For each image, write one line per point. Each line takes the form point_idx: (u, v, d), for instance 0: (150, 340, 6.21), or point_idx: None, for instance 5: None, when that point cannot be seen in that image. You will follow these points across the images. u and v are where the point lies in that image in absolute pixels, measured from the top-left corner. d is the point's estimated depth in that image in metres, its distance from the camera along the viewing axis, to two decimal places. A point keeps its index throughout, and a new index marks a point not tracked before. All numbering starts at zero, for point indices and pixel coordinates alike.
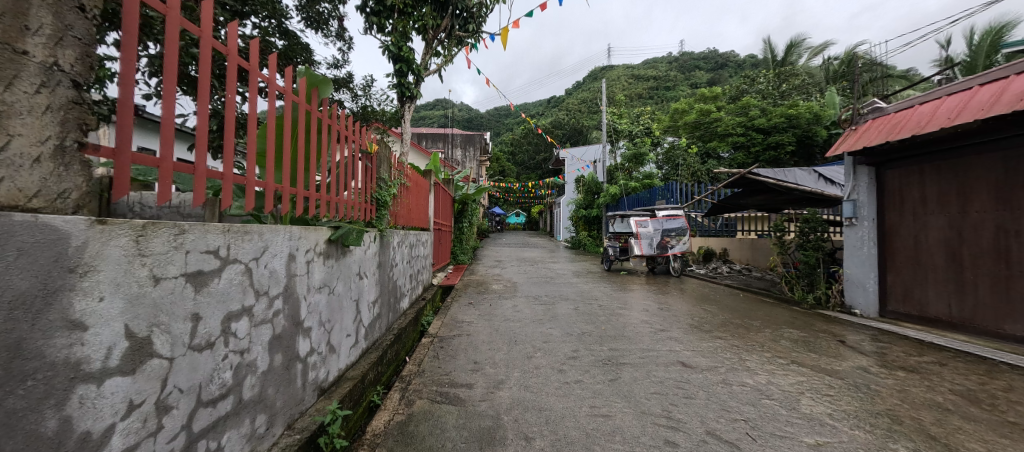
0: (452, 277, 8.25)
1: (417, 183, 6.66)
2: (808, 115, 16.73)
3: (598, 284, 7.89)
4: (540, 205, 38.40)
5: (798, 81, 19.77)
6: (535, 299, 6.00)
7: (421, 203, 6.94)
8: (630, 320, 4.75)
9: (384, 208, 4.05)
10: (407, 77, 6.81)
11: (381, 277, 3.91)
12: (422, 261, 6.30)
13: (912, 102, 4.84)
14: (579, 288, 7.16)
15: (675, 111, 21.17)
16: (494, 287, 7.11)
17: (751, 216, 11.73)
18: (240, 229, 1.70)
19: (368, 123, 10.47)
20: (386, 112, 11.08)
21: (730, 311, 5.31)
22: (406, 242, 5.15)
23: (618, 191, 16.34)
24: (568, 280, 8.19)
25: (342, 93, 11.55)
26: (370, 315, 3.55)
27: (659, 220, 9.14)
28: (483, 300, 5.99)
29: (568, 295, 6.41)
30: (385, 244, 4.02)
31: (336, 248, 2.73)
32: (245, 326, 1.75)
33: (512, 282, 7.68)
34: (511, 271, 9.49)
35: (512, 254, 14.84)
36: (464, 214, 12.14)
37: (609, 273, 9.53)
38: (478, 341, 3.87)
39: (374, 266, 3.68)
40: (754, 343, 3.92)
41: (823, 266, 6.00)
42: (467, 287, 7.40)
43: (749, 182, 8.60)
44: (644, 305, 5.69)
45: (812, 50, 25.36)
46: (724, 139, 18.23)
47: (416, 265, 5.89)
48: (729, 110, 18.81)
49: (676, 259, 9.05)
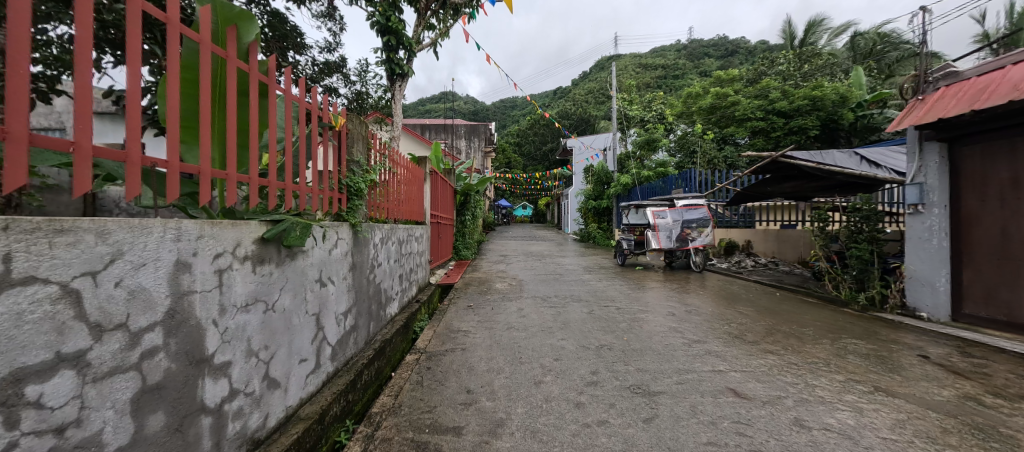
0: (452, 275, 7.58)
1: (411, 171, 6.00)
2: (834, 96, 15.60)
3: (613, 282, 7.14)
4: (547, 198, 37.53)
5: (822, 61, 18.51)
6: (543, 301, 5.28)
7: (416, 194, 6.23)
8: (656, 328, 4.01)
9: (359, 197, 3.31)
10: (398, 52, 6.02)
11: (355, 281, 3.22)
12: (416, 258, 5.63)
13: (1001, 63, 3.94)
14: (591, 286, 6.43)
15: (688, 96, 20.10)
16: (498, 287, 6.40)
17: (776, 206, 10.87)
18: (37, 228, 0.99)
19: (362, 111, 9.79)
20: (382, 98, 10.36)
21: (771, 315, 4.55)
22: (393, 237, 4.44)
23: (630, 181, 15.44)
24: (579, 277, 7.46)
25: (336, 79, 10.87)
26: (340, 330, 2.86)
27: (679, 210, 8.32)
28: (484, 302, 5.29)
29: (580, 295, 5.68)
30: (360, 241, 3.31)
31: (274, 249, 2.02)
32: (67, 387, 1.06)
33: (518, 279, 6.97)
34: (516, 267, 8.77)
35: (518, 249, 14.13)
36: (467, 207, 11.42)
37: (623, 268, 8.78)
38: (474, 358, 3.17)
39: (344, 268, 2.98)
40: (815, 359, 3.17)
41: (878, 260, 5.16)
42: (468, 285, 6.71)
43: (781, 167, 7.73)
44: (669, 308, 4.94)
45: (834, 29, 23.89)
46: (742, 125, 17.16)
47: (408, 264, 5.17)
48: (747, 94, 17.71)
49: (698, 253, 8.25)
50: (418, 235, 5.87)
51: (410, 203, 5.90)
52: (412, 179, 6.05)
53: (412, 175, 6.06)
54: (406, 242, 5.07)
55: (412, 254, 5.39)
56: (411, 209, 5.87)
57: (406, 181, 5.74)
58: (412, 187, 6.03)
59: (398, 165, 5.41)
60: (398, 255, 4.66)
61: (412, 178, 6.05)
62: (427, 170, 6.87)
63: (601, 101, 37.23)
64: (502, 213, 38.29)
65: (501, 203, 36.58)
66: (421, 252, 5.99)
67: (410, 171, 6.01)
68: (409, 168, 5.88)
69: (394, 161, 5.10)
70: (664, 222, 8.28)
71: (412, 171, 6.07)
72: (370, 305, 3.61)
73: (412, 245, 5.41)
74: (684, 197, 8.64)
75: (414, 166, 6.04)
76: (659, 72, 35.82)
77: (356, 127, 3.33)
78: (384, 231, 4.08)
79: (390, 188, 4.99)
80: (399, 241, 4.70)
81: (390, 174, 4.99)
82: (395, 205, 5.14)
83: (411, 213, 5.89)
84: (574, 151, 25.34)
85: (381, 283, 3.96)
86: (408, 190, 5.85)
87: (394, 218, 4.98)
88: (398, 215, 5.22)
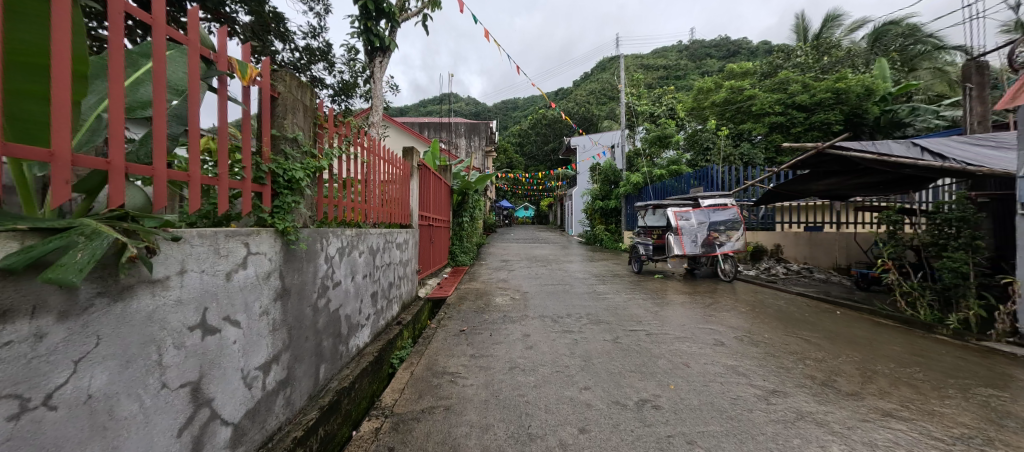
0: (446, 286, 6.58)
1: (396, 166, 5.00)
2: (860, 88, 14.51)
3: (632, 294, 6.11)
4: (550, 198, 36.56)
5: (843, 53, 17.39)
6: (553, 324, 4.25)
7: (401, 192, 5.24)
8: (709, 369, 2.99)
9: (297, 191, 2.26)
10: (378, 21, 4.96)
11: (290, 315, 2.20)
12: (398, 269, 4.63)
13: None
14: (609, 301, 5.40)
15: (699, 90, 19.00)
16: (498, 302, 5.38)
17: (807, 206, 9.80)
18: None
19: (348, 102, 8.89)
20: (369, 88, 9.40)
21: (852, 347, 3.51)
22: (362, 244, 3.42)
23: (640, 179, 14.39)
24: (592, 289, 6.42)
25: (320, 67, 9.95)
26: (250, 396, 1.85)
27: (704, 211, 7.26)
28: (481, 325, 4.27)
29: (598, 314, 4.64)
30: (299, 254, 2.29)
31: (41, 288, 0.99)
32: None
33: (521, 292, 5.95)
34: (519, 275, 7.75)
35: (521, 252, 13.10)
36: (465, 208, 10.39)
37: (640, 277, 7.75)
38: (464, 429, 2.14)
39: (264, 297, 1.97)
40: (964, 430, 2.16)
41: (977, 273, 4.07)
42: (463, 299, 5.67)
43: (825, 160, 6.70)
44: (715, 333, 3.90)
45: (850, 23, 22.83)
46: (759, 120, 16.07)
47: (386, 276, 4.16)
48: (764, 88, 16.59)
49: (728, 259, 7.19)
50: (402, 238, 4.85)
51: (394, 202, 4.91)
52: (397, 175, 5.05)
53: (397, 170, 5.06)
54: (383, 249, 4.06)
55: (392, 265, 4.39)
56: (394, 210, 4.89)
57: (388, 177, 4.73)
58: (397, 183, 5.03)
59: (379, 157, 4.40)
60: (371, 265, 3.65)
61: (397, 174, 5.05)
62: (415, 164, 5.79)
63: (605, 99, 36.24)
64: (504, 214, 37.26)
65: (502, 204, 35.69)
66: (405, 259, 4.97)
67: (396, 165, 5.03)
68: (393, 161, 4.89)
69: (373, 150, 4.09)
70: (687, 225, 7.23)
71: (398, 165, 5.08)
72: (320, 344, 2.59)
73: (392, 253, 4.39)
74: (710, 195, 7.59)
75: (400, 160, 5.07)
76: (665, 69, 34.80)
77: (292, 92, 2.30)
78: (347, 235, 3.06)
79: (365, 184, 3.98)
80: (372, 248, 3.68)
81: (367, 166, 3.99)
82: (371, 205, 4.14)
83: (395, 214, 4.89)
84: (578, 150, 24.30)
85: (341, 307, 2.95)
86: (392, 187, 4.83)
87: (368, 221, 3.98)
88: (374, 217, 4.20)
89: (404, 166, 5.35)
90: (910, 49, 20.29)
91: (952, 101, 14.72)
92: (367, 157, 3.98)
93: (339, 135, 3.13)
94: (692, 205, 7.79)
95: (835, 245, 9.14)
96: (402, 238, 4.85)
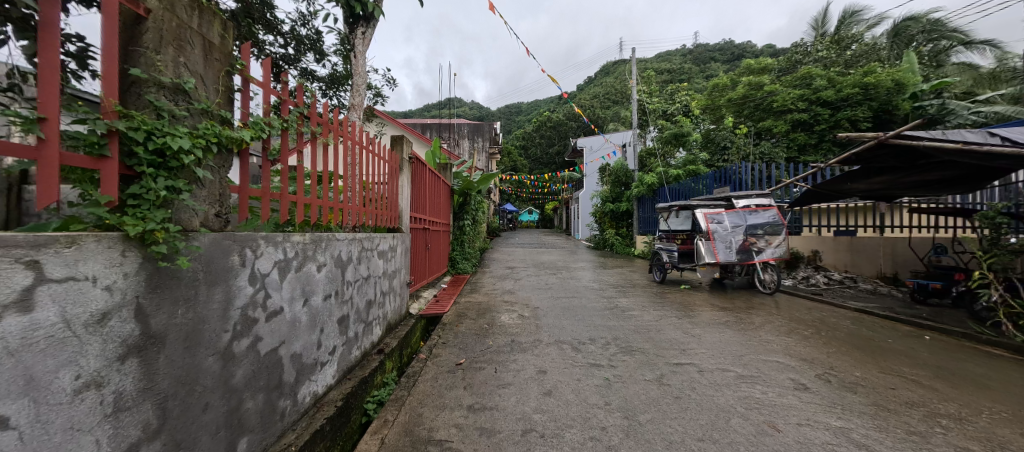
0: (444, 299, 5.70)
1: (385, 159, 4.15)
2: (890, 83, 13.53)
3: (661, 309, 5.22)
4: (557, 202, 35.81)
5: (867, 47, 16.46)
6: (575, 355, 3.34)
7: (389, 190, 4.36)
8: (809, 434, 2.08)
9: (183, 173, 1.39)
10: None
11: (163, 377, 1.33)
12: (381, 283, 3.73)
13: None
14: (636, 319, 4.52)
15: (714, 87, 18.01)
16: (503, 320, 4.50)
17: (847, 207, 8.62)
18: None
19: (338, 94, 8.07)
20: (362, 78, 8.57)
21: (990, 396, 2.57)
22: (324, 253, 2.51)
23: (655, 180, 13.45)
24: (612, 302, 5.52)
25: (311, 58, 9.14)
26: None
27: (739, 213, 6.33)
28: (483, 355, 3.36)
29: (629, 340, 3.70)
30: (187, 276, 1.42)
31: None
32: None
33: (531, 308, 5.05)
34: (526, 286, 6.87)
35: (526, 258, 12.20)
36: (466, 210, 9.49)
37: (665, 288, 6.81)
38: None
39: (92, 359, 1.10)
40: None
41: None
42: (461, 317, 4.78)
43: (885, 152, 5.74)
44: (787, 371, 2.98)
45: (869, 20, 21.84)
46: (781, 117, 15.10)
47: (363, 293, 3.27)
48: (785, 83, 15.55)
49: (768, 267, 6.24)
50: (387, 244, 3.95)
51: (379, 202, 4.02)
52: (385, 169, 4.18)
53: (385, 165, 4.20)
54: (359, 259, 3.17)
55: (372, 278, 3.49)
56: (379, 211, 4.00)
57: (372, 170, 3.85)
58: (384, 179, 4.16)
59: (359, 146, 3.54)
60: (339, 281, 2.76)
61: (385, 168, 4.18)
62: (406, 157, 4.83)
63: (611, 101, 35.52)
64: (508, 218, 36.40)
65: (506, 207, 34.80)
66: (391, 270, 4.07)
67: (384, 158, 4.16)
68: (380, 153, 4.02)
69: (350, 136, 3.23)
70: (719, 230, 6.28)
71: (385, 158, 4.20)
72: (239, 410, 1.71)
73: (372, 263, 3.49)
74: (745, 195, 6.63)
75: (389, 153, 4.22)
76: (673, 70, 34.09)
77: (176, 14, 1.41)
78: (295, 242, 2.17)
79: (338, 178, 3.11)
80: (341, 259, 2.79)
81: (338, 156, 3.12)
82: (347, 204, 3.28)
83: (380, 215, 4.00)
84: (585, 151, 23.46)
85: (285, 345, 2.06)
86: (377, 183, 3.96)
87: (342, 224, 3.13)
88: (351, 219, 3.34)
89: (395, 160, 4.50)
90: (936, 45, 19.23)
91: (989, 97, 13.71)
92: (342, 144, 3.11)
93: (298, 106, 2.27)
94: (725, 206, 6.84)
95: (880, 252, 8.11)
96: (387, 244, 3.96)
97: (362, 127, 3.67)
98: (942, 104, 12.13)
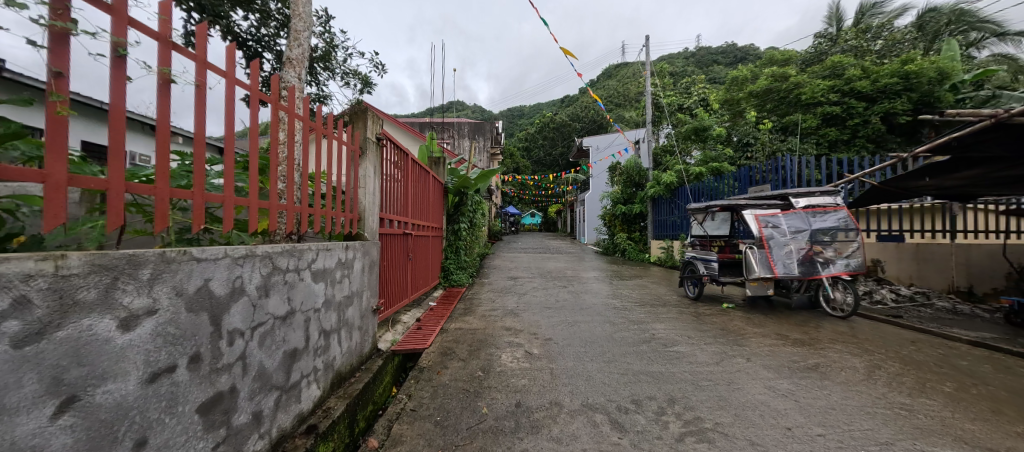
0: (428, 324, 4.48)
1: (346, 143, 2.98)
2: (933, 72, 12.26)
3: (713, 338, 3.97)
4: (561, 205, 34.76)
5: (899, 36, 15.20)
6: (618, 438, 2.08)
7: (348, 180, 3.09)
8: None
9: None
10: None
11: None
12: (321, 317, 2.49)
13: None
14: (690, 362, 3.24)
15: (731, 80, 16.79)
16: (504, 363, 3.23)
17: (914, 207, 7.12)
18: None
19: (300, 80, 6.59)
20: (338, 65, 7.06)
21: None
22: (148, 287, 1.26)
23: (674, 180, 12.16)
24: (646, 329, 4.26)
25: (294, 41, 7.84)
26: None
27: (801, 215, 5.03)
28: (471, 440, 2.10)
29: (694, 406, 2.44)
30: None
31: None
32: None
33: (541, 341, 3.78)
34: (533, 304, 5.61)
35: (531, 266, 10.95)
36: (462, 211, 8.23)
37: (704, 307, 5.52)
38: None
39: None
40: None
41: None
42: (446, 353, 3.52)
43: (1000, 133, 4.48)
44: None
45: (892, 13, 20.62)
46: (808, 111, 13.83)
47: (278, 342, 2.01)
48: (812, 73, 14.30)
49: (838, 284, 4.92)
50: (337, 258, 2.70)
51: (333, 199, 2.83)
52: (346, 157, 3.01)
53: (346, 151, 3.01)
54: (268, 289, 1.90)
55: (302, 312, 2.24)
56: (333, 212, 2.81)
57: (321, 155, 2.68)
58: (343, 170, 2.98)
59: (293, 118, 2.38)
60: (205, 337, 1.51)
61: (346, 155, 3.02)
62: (377, 136, 3.51)
63: (616, 102, 34.33)
64: (511, 221, 35.28)
65: (507, 209, 33.76)
66: (342, 295, 2.81)
67: (346, 142, 3.00)
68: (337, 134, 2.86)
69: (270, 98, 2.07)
70: (778, 237, 5.00)
71: (346, 141, 3.01)
72: None
73: (303, 289, 2.24)
74: (806, 192, 5.36)
75: (351, 135, 3.04)
76: (680, 69, 32.95)
77: None
78: (10, 281, 0.91)
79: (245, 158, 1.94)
80: (211, 295, 1.53)
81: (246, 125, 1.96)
82: (260, 200, 2.08)
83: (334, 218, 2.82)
84: (591, 151, 22.28)
85: None
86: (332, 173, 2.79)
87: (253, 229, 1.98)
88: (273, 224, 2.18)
89: (362, 145, 3.28)
90: (969, 37, 17.98)
91: None
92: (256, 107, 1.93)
93: None
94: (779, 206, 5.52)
95: (949, 262, 6.81)
96: (338, 258, 2.72)
97: (304, 95, 2.51)
98: (996, 95, 10.85)
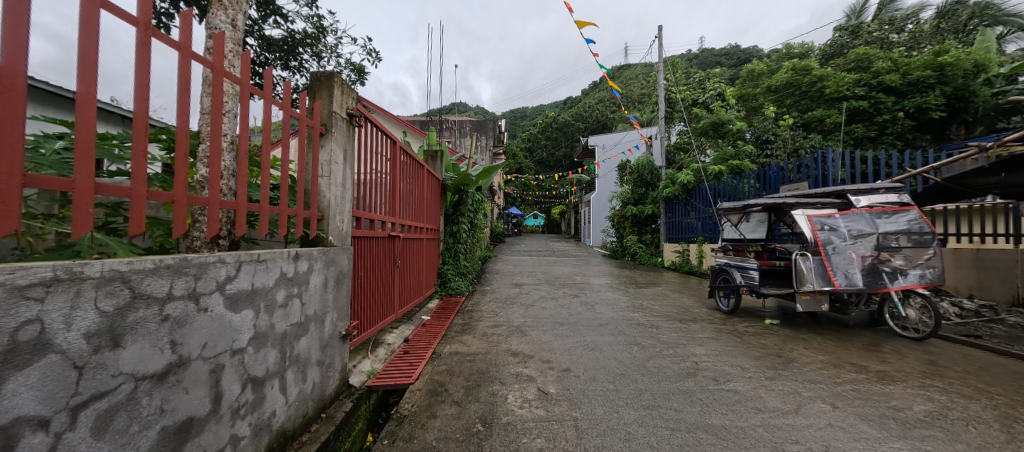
0: (418, 347, 3.69)
1: (301, 117, 2.20)
2: (970, 64, 11.40)
3: (773, 368, 3.14)
4: (563, 206, 34.03)
5: (927, 27, 14.34)
6: None
7: (304, 165, 2.32)
8: None
9: None
10: None
11: None
12: (250, 357, 1.71)
13: None
14: (759, 410, 2.41)
15: (747, 75, 15.94)
16: (512, 410, 2.43)
17: (976, 209, 6.25)
18: None
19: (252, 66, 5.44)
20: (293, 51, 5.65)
21: None
22: None
23: (690, 179, 11.29)
24: (685, 355, 3.45)
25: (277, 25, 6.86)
26: None
27: (866, 215, 4.22)
28: None
29: None
30: None
31: None
32: None
33: (557, 375, 2.98)
34: (542, 319, 4.81)
35: (536, 271, 10.15)
36: (462, 211, 7.42)
37: (743, 323, 4.69)
38: None
39: None
40: None
41: None
42: (437, 392, 2.71)
43: None
44: None
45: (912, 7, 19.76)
46: (833, 106, 12.96)
47: (148, 417, 1.23)
48: (836, 66, 13.43)
49: (910, 299, 4.12)
50: (281, 270, 1.92)
51: (284, 191, 2.05)
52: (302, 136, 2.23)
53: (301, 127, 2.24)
54: (120, 336, 1.13)
55: (207, 357, 1.46)
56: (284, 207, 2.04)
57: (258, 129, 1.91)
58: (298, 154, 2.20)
59: (210, 70, 1.60)
60: None
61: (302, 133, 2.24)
62: (350, 111, 2.73)
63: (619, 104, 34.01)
64: (513, 222, 34.54)
65: (509, 210, 33.01)
66: (290, 324, 2.03)
67: (300, 115, 2.21)
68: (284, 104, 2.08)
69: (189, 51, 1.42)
70: (837, 242, 4.18)
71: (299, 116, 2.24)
72: None
73: (206, 325, 1.46)
74: (868, 189, 4.54)
75: (307, 106, 2.25)
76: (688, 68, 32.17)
77: None
78: None
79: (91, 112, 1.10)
80: None
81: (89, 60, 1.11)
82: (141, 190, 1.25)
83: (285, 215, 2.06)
84: (597, 149, 21.48)
85: None
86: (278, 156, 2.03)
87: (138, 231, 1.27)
88: (176, 227, 1.43)
89: (325, 122, 2.49)
90: None
91: None
92: (147, 45, 1.24)
93: None
94: (836, 206, 4.67)
95: (1016, 270, 5.83)
96: (283, 271, 1.93)
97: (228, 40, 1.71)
98: None
